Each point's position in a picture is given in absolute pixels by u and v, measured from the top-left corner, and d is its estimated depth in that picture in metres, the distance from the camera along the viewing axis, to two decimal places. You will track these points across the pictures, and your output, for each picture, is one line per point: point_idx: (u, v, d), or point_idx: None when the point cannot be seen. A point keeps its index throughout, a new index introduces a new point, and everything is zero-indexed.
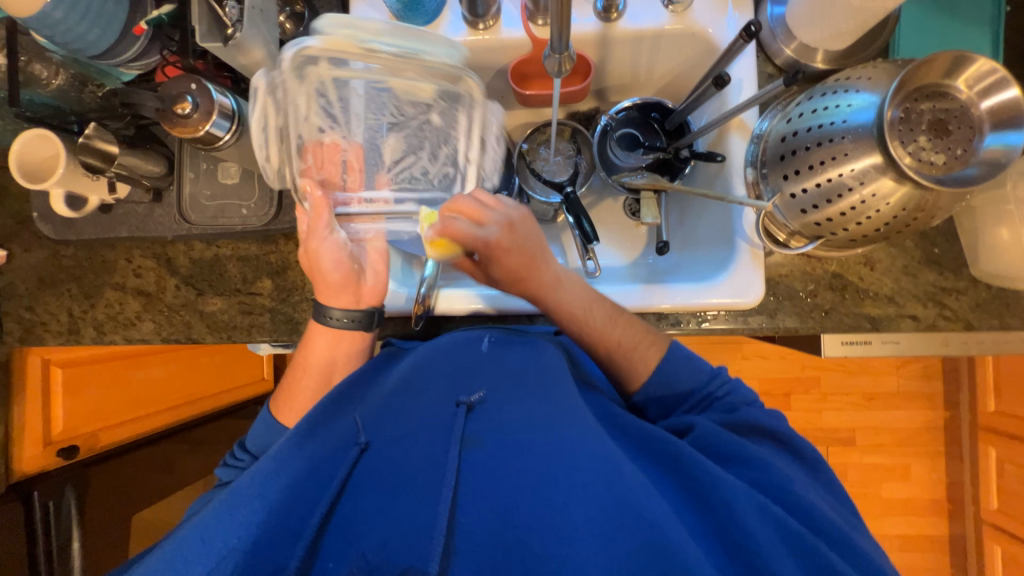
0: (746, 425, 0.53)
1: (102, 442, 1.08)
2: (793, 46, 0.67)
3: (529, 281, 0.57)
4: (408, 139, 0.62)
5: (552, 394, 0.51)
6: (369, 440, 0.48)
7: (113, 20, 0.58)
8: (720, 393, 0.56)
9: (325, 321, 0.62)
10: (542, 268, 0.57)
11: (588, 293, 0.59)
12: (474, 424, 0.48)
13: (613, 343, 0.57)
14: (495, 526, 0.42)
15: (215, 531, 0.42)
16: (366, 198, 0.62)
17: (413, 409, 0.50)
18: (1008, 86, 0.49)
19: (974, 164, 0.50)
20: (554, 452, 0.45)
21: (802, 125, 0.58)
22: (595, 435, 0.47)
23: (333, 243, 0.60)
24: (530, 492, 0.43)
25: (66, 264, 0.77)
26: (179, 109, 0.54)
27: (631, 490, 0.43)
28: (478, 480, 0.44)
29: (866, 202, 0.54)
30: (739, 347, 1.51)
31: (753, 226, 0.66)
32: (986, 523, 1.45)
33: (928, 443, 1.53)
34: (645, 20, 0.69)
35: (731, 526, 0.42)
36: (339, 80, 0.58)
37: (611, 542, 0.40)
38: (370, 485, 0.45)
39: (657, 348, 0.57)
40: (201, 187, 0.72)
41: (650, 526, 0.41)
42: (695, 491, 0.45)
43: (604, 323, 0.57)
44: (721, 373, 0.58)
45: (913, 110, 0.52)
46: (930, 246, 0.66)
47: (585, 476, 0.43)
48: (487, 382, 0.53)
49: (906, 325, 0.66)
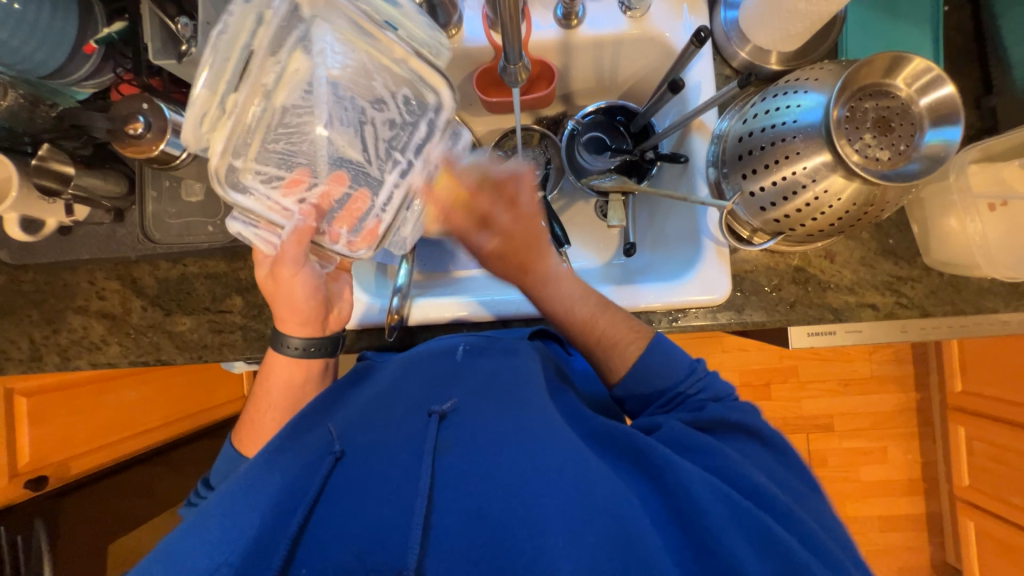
0: (718, 422, 0.52)
1: (73, 470, 1.04)
2: (748, 49, 0.68)
3: (529, 276, 0.59)
4: (349, 117, 0.57)
5: (523, 401, 0.52)
6: (344, 449, 0.48)
7: (61, 39, 0.57)
8: (691, 393, 0.56)
9: (285, 352, 0.60)
10: (539, 264, 0.58)
11: (578, 287, 0.60)
12: (446, 431, 0.49)
13: (595, 338, 0.58)
14: (468, 527, 0.42)
15: (188, 546, 0.42)
16: (378, 215, 0.58)
17: (387, 418, 0.51)
18: (943, 84, 0.52)
19: (917, 159, 0.53)
20: (525, 452, 0.46)
21: (757, 126, 0.60)
22: (563, 435, 0.48)
23: (291, 278, 0.56)
24: (504, 491, 0.44)
25: (25, 290, 0.74)
26: (130, 129, 0.52)
27: (597, 487, 0.44)
28: (452, 483, 0.44)
29: (819, 198, 0.56)
30: (719, 340, 1.54)
31: (716, 224, 0.67)
32: (960, 499, 1.50)
33: (902, 424, 1.58)
34: (605, 26, 0.70)
35: (692, 512, 0.43)
36: (237, 147, 0.52)
37: (580, 536, 0.41)
38: (342, 493, 0.45)
39: (636, 346, 0.57)
40: (164, 206, 0.71)
41: (616, 518, 0.42)
42: (660, 480, 0.46)
43: (586, 318, 0.58)
44: (698, 367, 0.57)
45: (858, 108, 0.54)
46: (885, 237, 0.69)
47: (552, 474, 0.44)
48: (460, 391, 0.54)
49: (866, 314, 0.68)
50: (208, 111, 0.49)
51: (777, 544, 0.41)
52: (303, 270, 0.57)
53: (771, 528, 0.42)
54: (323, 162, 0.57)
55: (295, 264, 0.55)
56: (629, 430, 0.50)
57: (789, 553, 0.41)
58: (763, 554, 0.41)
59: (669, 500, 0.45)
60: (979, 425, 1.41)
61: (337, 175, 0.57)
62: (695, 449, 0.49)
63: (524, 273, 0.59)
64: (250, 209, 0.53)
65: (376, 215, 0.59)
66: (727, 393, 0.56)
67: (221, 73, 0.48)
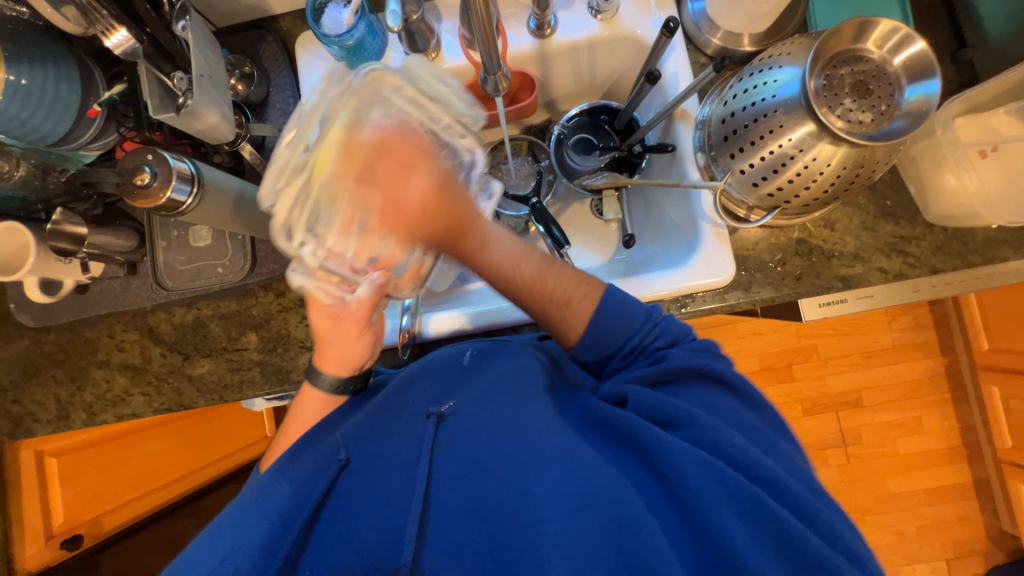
0: (683, 370, 0.52)
1: (110, 524, 1.08)
2: (720, 35, 0.70)
3: (456, 244, 0.53)
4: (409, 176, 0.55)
5: (520, 397, 0.52)
6: (350, 456, 0.49)
7: (67, 106, 0.60)
8: (650, 341, 0.54)
9: (320, 389, 0.60)
10: (471, 227, 0.53)
11: (516, 246, 0.56)
12: (445, 432, 0.50)
13: (551, 297, 0.56)
14: (465, 521, 0.43)
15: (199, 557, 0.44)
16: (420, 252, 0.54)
17: (389, 424, 0.52)
18: (914, 41, 0.53)
19: (900, 116, 0.53)
20: (520, 445, 0.46)
21: (738, 105, 0.61)
22: (555, 429, 0.48)
23: (356, 333, 0.59)
24: (499, 484, 0.44)
25: (49, 350, 0.76)
26: (138, 180, 0.53)
27: (588, 475, 0.43)
28: (450, 482, 0.45)
29: (809, 167, 0.57)
30: (733, 326, 1.53)
31: (712, 207, 0.68)
32: (1006, 462, 1.45)
33: (933, 391, 1.54)
34: (578, 31, 0.72)
35: (684, 495, 0.42)
36: (303, 193, 0.49)
37: (571, 526, 0.41)
38: (350, 500, 0.46)
39: (595, 298, 0.56)
40: (174, 254, 0.73)
41: (608, 505, 0.42)
42: (651, 461, 0.45)
43: (533, 278, 0.56)
44: (655, 313, 0.56)
45: (834, 76, 0.55)
46: (882, 199, 0.69)
47: (547, 465, 0.44)
48: (460, 394, 0.55)
49: (875, 278, 0.68)
50: (286, 162, 0.50)
51: (765, 515, 0.40)
52: (368, 332, 0.60)
53: (758, 496, 0.41)
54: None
55: (363, 323, 0.58)
56: (616, 413, 0.49)
57: (773, 518, 0.40)
58: (756, 529, 0.40)
59: (663, 482, 0.44)
60: (1012, 383, 1.36)
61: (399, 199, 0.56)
62: (675, 420, 0.48)
63: (460, 238, 0.52)
64: (307, 263, 0.50)
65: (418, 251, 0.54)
66: (686, 334, 0.55)
67: (301, 135, 0.50)
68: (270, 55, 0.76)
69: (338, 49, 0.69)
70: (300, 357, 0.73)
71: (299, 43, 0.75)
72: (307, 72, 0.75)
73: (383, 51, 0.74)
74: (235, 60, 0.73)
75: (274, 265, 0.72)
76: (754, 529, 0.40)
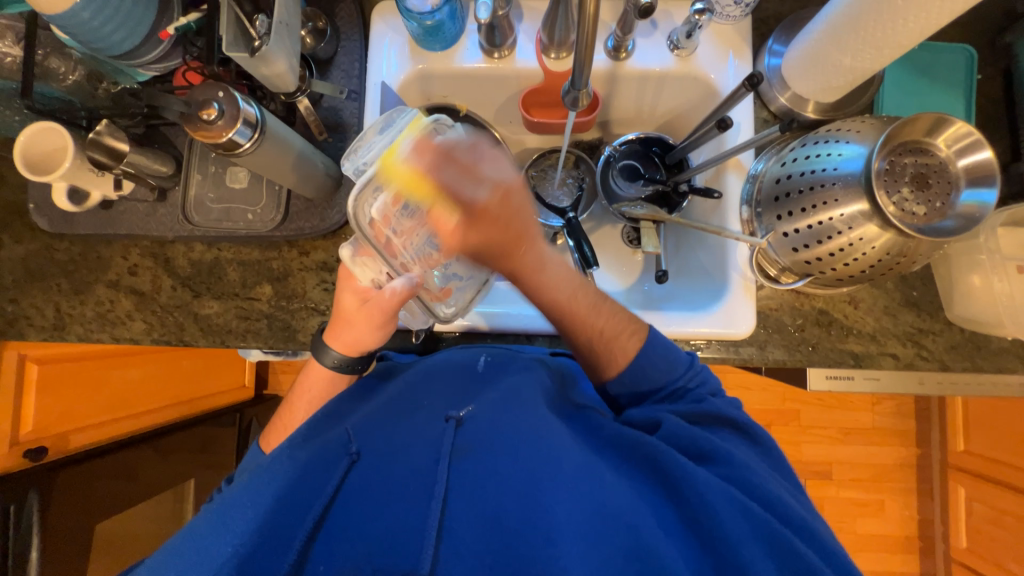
0: (710, 416, 0.53)
1: (72, 445, 1.02)
2: (787, 95, 0.71)
3: (517, 255, 0.53)
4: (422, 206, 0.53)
5: (540, 411, 0.52)
6: (361, 452, 0.50)
7: (139, 24, 0.59)
8: (692, 385, 0.56)
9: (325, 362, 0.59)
10: (531, 246, 0.53)
11: (570, 280, 0.56)
12: (463, 437, 0.50)
13: (595, 332, 0.56)
14: (484, 530, 0.43)
15: (212, 537, 0.45)
16: (388, 282, 0.54)
17: (403, 421, 0.53)
18: (982, 148, 0.54)
19: (952, 217, 0.55)
20: (540, 459, 0.47)
21: (796, 169, 0.62)
22: (573, 444, 0.49)
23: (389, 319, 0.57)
24: (518, 496, 0.44)
25: (58, 259, 0.75)
26: (203, 115, 0.53)
27: (610, 494, 0.44)
28: (467, 488, 0.46)
29: (854, 245, 0.58)
30: (724, 376, 1.54)
31: (747, 261, 0.69)
32: (956, 562, 1.48)
33: (901, 479, 1.57)
34: (652, 61, 0.73)
35: (704, 521, 0.44)
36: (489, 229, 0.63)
37: (593, 544, 0.41)
38: (365, 492, 0.47)
39: (637, 339, 0.56)
40: (207, 190, 0.72)
41: (628, 527, 0.42)
42: (672, 489, 0.46)
43: (587, 312, 0.56)
44: (696, 361, 0.58)
45: (897, 163, 0.57)
46: (909, 289, 0.70)
47: (567, 480, 0.45)
48: (476, 398, 0.55)
49: (886, 362, 0.69)
50: (462, 142, 0.51)
51: (794, 552, 0.42)
52: (391, 325, 0.58)
53: (782, 533, 0.43)
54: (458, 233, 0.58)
55: (389, 314, 0.55)
56: (638, 436, 0.50)
57: (801, 557, 0.42)
58: (780, 565, 0.42)
59: (682, 510, 0.45)
60: (980, 488, 1.39)
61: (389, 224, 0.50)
62: (702, 454, 0.49)
63: (517, 250, 0.53)
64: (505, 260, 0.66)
65: (384, 281, 0.54)
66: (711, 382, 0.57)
67: None
68: (345, 16, 0.75)
69: (417, 26, 0.68)
70: (310, 320, 0.72)
71: (376, 11, 0.75)
72: (378, 40, 0.74)
73: (458, 38, 0.74)
74: (311, 13, 0.73)
75: (305, 223, 0.72)
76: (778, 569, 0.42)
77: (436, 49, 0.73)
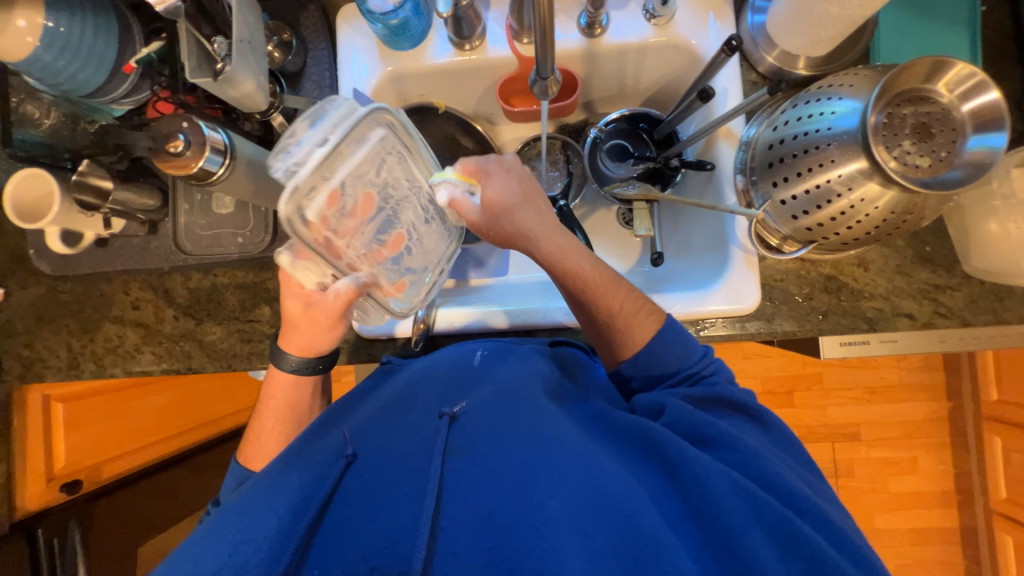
0: (713, 398, 0.52)
1: (105, 473, 1.07)
2: (776, 54, 0.67)
3: (518, 238, 0.56)
4: (375, 205, 0.47)
5: (539, 403, 0.51)
6: (356, 453, 0.51)
7: (104, 61, 0.59)
8: (706, 372, 0.55)
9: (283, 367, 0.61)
10: (530, 232, 0.56)
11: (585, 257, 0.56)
12: (458, 433, 0.50)
13: (613, 310, 0.56)
14: (480, 527, 0.43)
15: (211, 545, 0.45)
16: (333, 284, 0.50)
17: (401, 423, 0.53)
18: (987, 89, 0.51)
19: (959, 166, 0.51)
20: (538, 451, 0.46)
21: (788, 133, 0.59)
22: (569, 433, 0.48)
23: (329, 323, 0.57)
24: (515, 490, 0.44)
25: (64, 300, 0.77)
26: (171, 147, 0.53)
27: (608, 483, 0.44)
28: (463, 486, 0.45)
29: (855, 207, 0.55)
30: (740, 347, 1.51)
31: (745, 233, 0.66)
32: (997, 513, 1.45)
33: (935, 434, 1.53)
34: (629, 33, 0.70)
35: (706, 507, 0.43)
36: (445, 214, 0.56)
37: (589, 536, 0.41)
38: (358, 498, 0.47)
39: (655, 319, 0.56)
40: (196, 218, 0.72)
41: (628, 515, 0.42)
42: (674, 473, 0.46)
43: (605, 287, 0.56)
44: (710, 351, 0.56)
45: (896, 115, 0.54)
46: (921, 244, 0.67)
47: (563, 473, 0.44)
48: (471, 395, 0.54)
49: (902, 323, 0.66)
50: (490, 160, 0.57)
51: (798, 538, 0.41)
52: (339, 326, 0.58)
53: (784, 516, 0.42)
54: (411, 225, 0.52)
55: (335, 318, 0.56)
56: (635, 420, 0.50)
57: (806, 541, 0.41)
58: (785, 553, 0.41)
59: (684, 497, 0.45)
60: (1018, 437, 1.35)
61: (319, 220, 0.42)
62: (704, 440, 0.48)
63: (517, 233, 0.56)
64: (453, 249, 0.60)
65: (330, 283, 0.50)
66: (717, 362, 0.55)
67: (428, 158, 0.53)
68: (309, 24, 0.74)
69: (382, 27, 0.67)
70: None
71: (340, 15, 0.73)
72: (346, 46, 0.72)
73: (426, 33, 0.72)
74: (274, 26, 0.71)
75: None
76: (783, 555, 0.41)
77: (406, 47, 0.71)
